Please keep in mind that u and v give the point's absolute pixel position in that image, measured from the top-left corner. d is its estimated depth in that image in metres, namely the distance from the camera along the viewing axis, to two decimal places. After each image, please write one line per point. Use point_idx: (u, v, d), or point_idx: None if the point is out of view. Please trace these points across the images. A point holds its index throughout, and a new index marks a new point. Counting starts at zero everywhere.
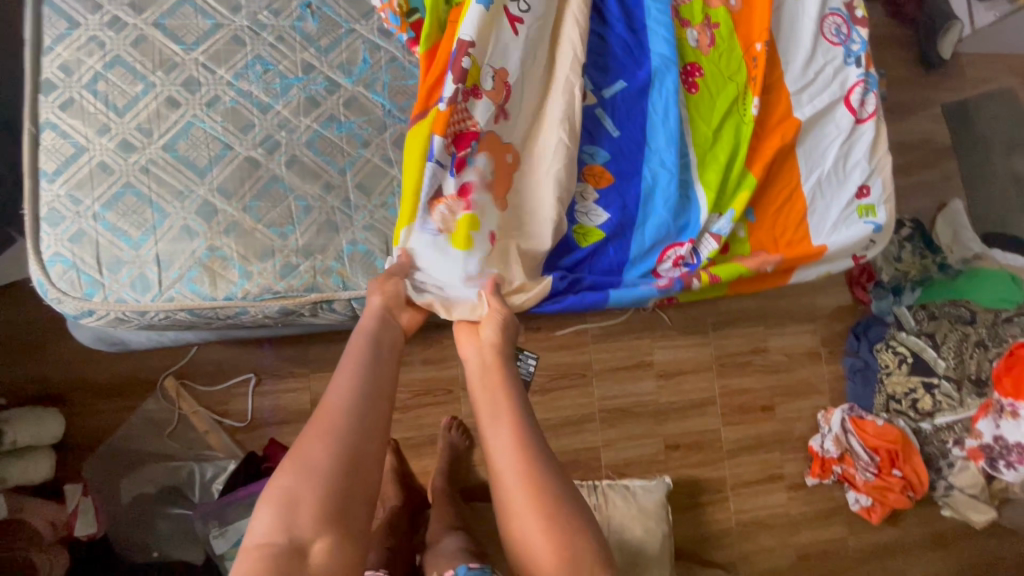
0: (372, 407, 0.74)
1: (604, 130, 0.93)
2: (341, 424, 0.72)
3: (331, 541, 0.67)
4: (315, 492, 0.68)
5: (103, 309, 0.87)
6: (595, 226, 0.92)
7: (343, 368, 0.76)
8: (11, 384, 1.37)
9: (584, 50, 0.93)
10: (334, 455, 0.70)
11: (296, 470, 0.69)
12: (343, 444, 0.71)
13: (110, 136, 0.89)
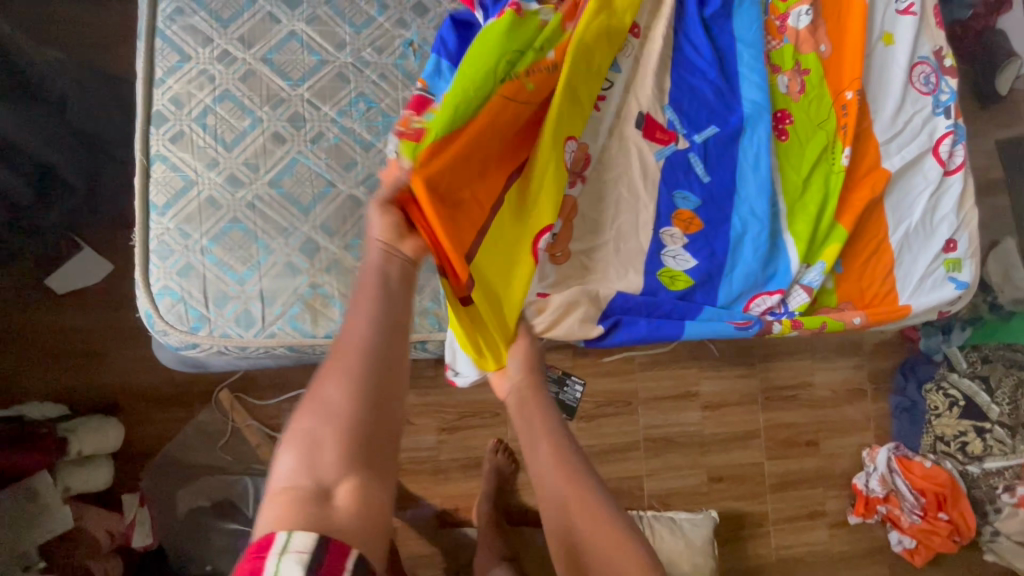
0: (393, 342, 0.65)
1: (696, 175, 0.92)
2: (362, 364, 0.62)
3: (360, 483, 0.58)
4: (342, 440, 0.59)
5: (207, 343, 0.88)
6: (684, 272, 0.91)
7: (361, 302, 0.66)
8: (71, 390, 1.39)
9: (675, 99, 0.94)
10: (356, 398, 0.61)
11: (319, 414, 0.60)
12: (360, 387, 0.62)
13: (218, 170, 0.90)
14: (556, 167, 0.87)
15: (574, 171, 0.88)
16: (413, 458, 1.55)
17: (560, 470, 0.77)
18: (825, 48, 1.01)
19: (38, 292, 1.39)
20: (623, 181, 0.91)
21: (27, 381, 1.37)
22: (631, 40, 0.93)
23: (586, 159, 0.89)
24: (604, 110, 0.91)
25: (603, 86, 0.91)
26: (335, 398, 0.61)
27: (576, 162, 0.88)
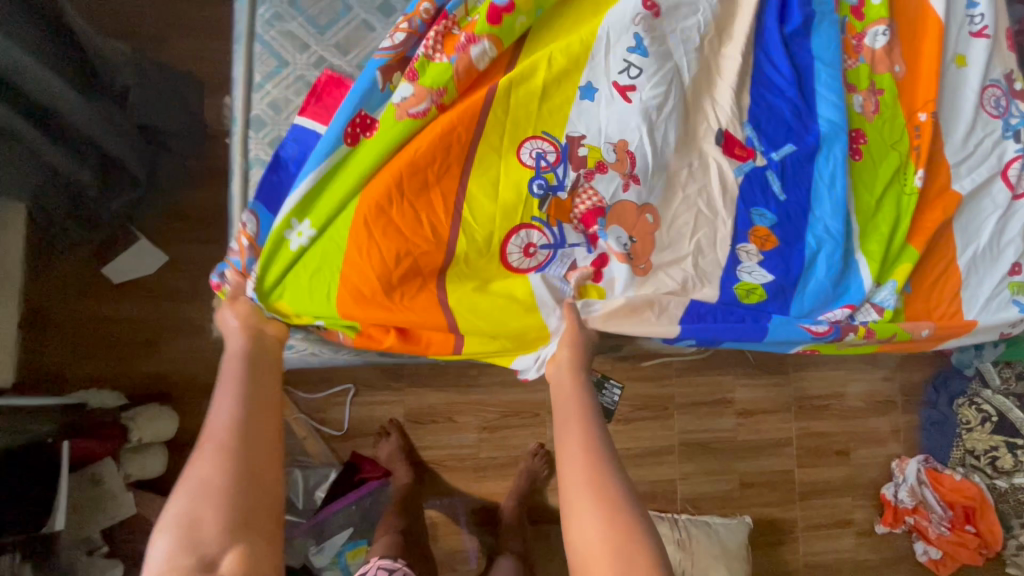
0: (261, 419, 0.75)
1: (772, 192, 0.94)
2: (231, 440, 0.71)
3: (244, 550, 0.65)
4: (210, 509, 0.66)
5: (304, 344, 0.96)
6: (760, 286, 0.92)
7: (221, 399, 0.76)
8: (127, 378, 1.41)
9: (755, 116, 0.96)
10: (229, 470, 0.69)
11: (194, 491, 0.67)
12: (237, 461, 0.70)
13: None
14: (601, 170, 0.90)
15: (621, 171, 0.90)
16: (454, 455, 1.58)
17: (584, 450, 0.74)
18: (899, 69, 1.02)
19: (95, 282, 1.41)
20: (666, 175, 0.92)
21: (83, 370, 1.39)
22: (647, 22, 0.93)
23: (629, 157, 0.91)
24: (632, 103, 0.92)
25: (627, 77, 0.92)
26: (203, 476, 0.69)
27: (620, 162, 0.91)
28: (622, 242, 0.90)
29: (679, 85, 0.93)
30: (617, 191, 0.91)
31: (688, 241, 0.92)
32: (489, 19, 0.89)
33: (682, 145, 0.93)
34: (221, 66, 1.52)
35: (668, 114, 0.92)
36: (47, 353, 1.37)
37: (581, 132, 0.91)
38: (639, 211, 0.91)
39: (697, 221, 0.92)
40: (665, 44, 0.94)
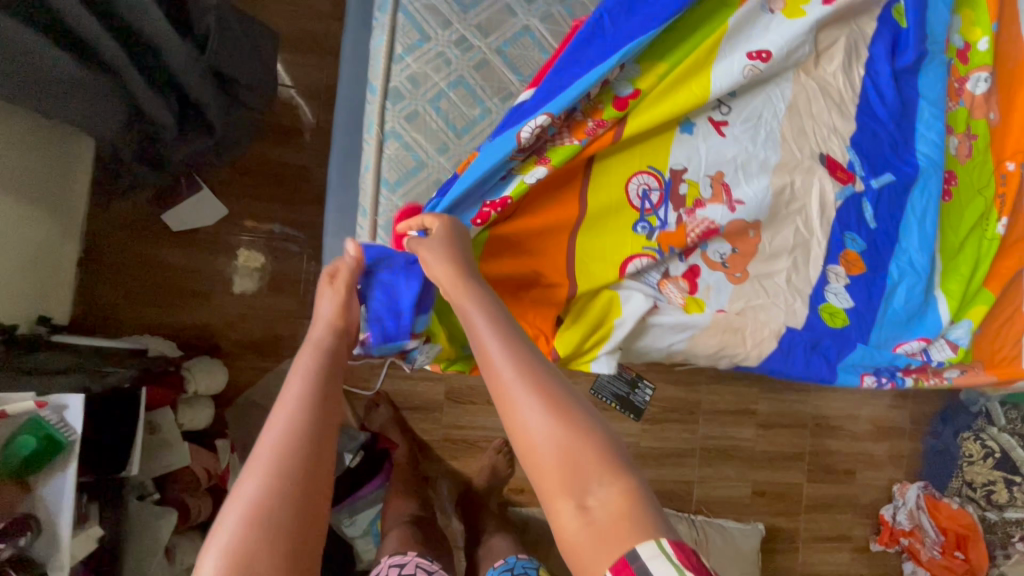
0: (319, 425, 0.69)
1: (863, 219, 0.97)
2: (278, 463, 0.63)
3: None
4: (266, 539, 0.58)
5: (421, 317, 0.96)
6: (843, 310, 0.93)
7: (283, 412, 0.68)
8: (175, 326, 1.40)
9: (852, 145, 0.97)
10: (273, 493, 0.61)
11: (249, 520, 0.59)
12: (279, 474, 0.63)
13: (448, 155, 0.89)
14: (699, 208, 0.88)
15: (720, 204, 0.88)
16: (489, 437, 1.60)
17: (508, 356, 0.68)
18: (994, 116, 1.05)
19: (154, 227, 1.39)
20: (760, 202, 0.91)
21: (134, 314, 1.37)
22: (756, 66, 0.87)
23: (725, 189, 0.89)
24: (726, 138, 0.90)
25: (722, 112, 0.90)
26: (256, 496, 0.61)
27: (715, 196, 0.89)
28: (722, 257, 0.90)
29: (770, 117, 0.92)
30: (725, 214, 0.88)
31: (777, 272, 0.91)
32: (610, 103, 0.84)
33: (788, 164, 0.92)
34: (300, 19, 1.48)
35: (765, 140, 0.91)
36: (99, 293, 1.35)
37: (683, 165, 0.88)
38: (739, 233, 0.90)
39: (784, 248, 0.92)
40: (762, 81, 0.92)
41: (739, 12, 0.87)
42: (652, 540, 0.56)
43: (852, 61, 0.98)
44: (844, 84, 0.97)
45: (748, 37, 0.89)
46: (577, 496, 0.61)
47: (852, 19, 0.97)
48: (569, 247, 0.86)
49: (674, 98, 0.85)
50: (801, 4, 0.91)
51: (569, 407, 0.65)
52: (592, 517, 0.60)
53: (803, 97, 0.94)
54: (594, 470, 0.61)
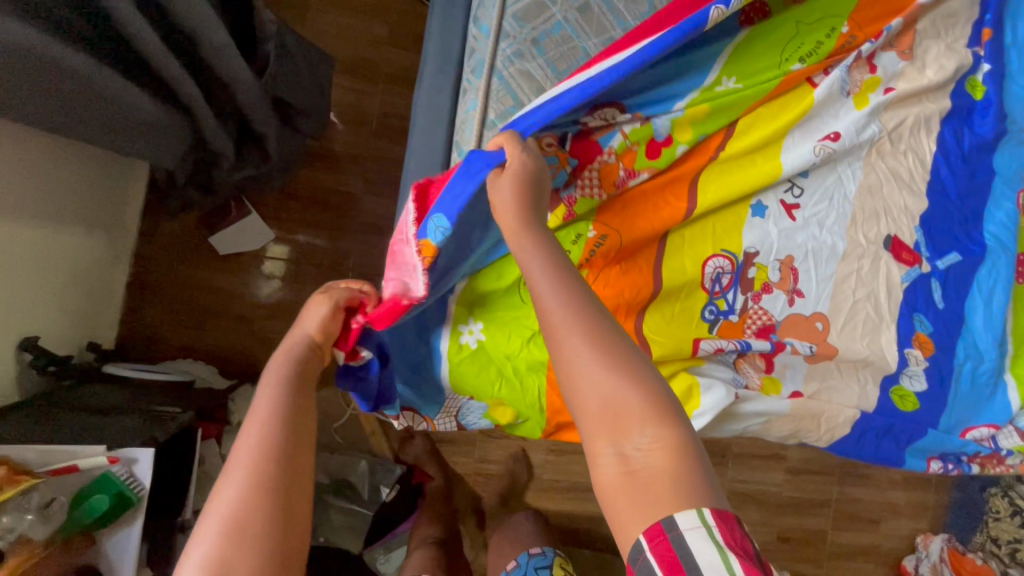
0: (297, 440, 0.57)
1: (932, 302, 0.94)
2: (261, 476, 0.53)
3: None
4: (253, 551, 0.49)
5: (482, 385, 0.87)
6: (914, 393, 0.92)
7: (256, 427, 0.56)
8: (215, 349, 1.38)
9: (920, 224, 0.95)
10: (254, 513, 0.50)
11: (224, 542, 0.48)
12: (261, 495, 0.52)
13: None
14: (767, 291, 0.86)
15: (784, 290, 0.87)
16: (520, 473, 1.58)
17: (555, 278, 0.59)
18: None
19: (199, 250, 1.38)
20: (826, 288, 0.89)
21: (179, 337, 1.36)
22: (823, 147, 0.87)
23: (791, 274, 0.87)
24: (795, 222, 0.88)
25: (792, 195, 0.88)
26: (232, 515, 0.50)
27: (783, 280, 0.87)
28: (807, 346, 0.87)
29: (840, 199, 0.91)
30: (784, 308, 0.87)
31: (849, 358, 0.89)
32: (643, 147, 0.79)
33: (855, 249, 0.91)
34: (355, 45, 1.48)
35: (833, 224, 0.90)
36: (145, 313, 1.34)
37: (755, 247, 0.86)
38: (807, 322, 0.88)
39: (854, 334, 0.89)
40: (833, 163, 0.91)
41: (818, 90, 0.86)
42: (694, 509, 0.48)
43: (922, 137, 0.95)
44: (913, 163, 0.95)
45: (817, 123, 0.88)
46: (617, 444, 0.52)
47: (923, 96, 0.95)
48: (636, 322, 0.81)
49: (750, 169, 0.84)
50: (868, 90, 0.90)
51: (625, 361, 0.55)
52: (634, 470, 0.51)
53: (873, 179, 0.92)
54: (636, 419, 0.52)
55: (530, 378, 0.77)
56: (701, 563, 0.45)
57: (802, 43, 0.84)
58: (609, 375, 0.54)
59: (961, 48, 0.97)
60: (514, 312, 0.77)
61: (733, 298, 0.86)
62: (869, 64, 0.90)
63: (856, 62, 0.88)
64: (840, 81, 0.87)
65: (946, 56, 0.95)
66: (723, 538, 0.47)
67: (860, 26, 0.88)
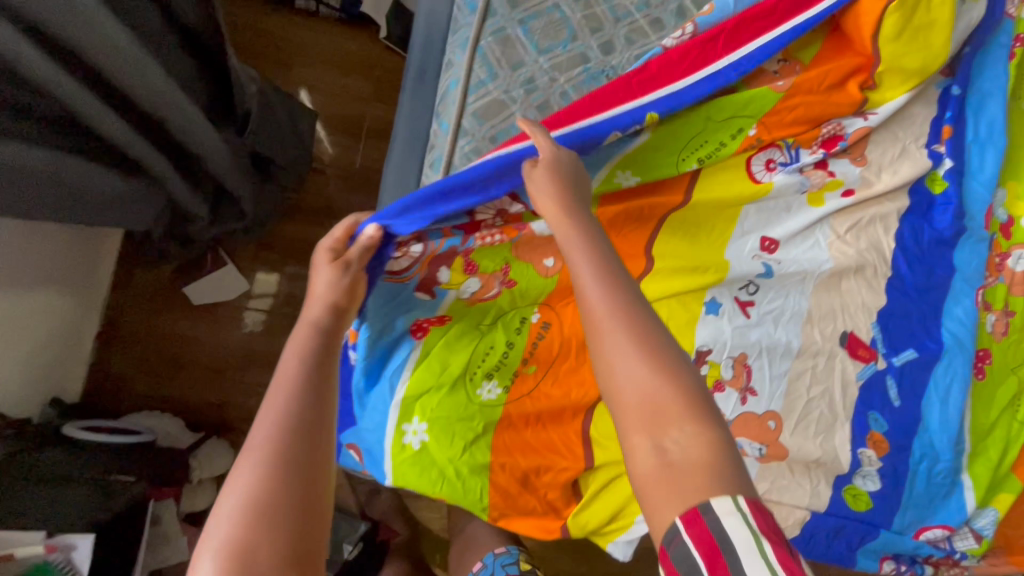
0: (318, 401, 0.57)
1: (888, 400, 0.94)
2: (279, 440, 0.53)
3: None
4: (267, 533, 0.48)
5: None
6: (868, 493, 0.91)
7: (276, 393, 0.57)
8: (184, 400, 1.38)
9: (876, 321, 0.95)
10: (270, 471, 0.51)
11: (243, 513, 0.48)
12: (279, 457, 0.52)
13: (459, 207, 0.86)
14: (719, 389, 0.87)
15: (737, 388, 0.87)
16: None
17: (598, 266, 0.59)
18: None
19: (173, 301, 1.39)
20: (780, 385, 0.89)
21: (145, 387, 1.36)
22: (763, 256, 0.92)
23: (745, 372, 0.88)
24: (749, 320, 0.89)
25: (747, 292, 0.90)
26: (250, 488, 0.50)
27: (736, 378, 0.87)
28: (757, 447, 0.87)
29: (797, 296, 0.91)
30: (736, 405, 0.87)
31: (801, 456, 0.89)
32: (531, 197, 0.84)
33: (810, 347, 0.91)
34: (339, 101, 1.51)
35: (788, 322, 0.91)
36: (112, 363, 1.35)
37: (708, 345, 0.87)
38: (759, 421, 0.88)
39: (808, 432, 0.89)
40: (790, 261, 0.92)
41: (774, 187, 0.92)
42: (729, 495, 0.46)
43: (882, 234, 0.97)
44: (873, 260, 0.96)
45: (767, 223, 0.93)
46: (655, 434, 0.50)
47: (880, 195, 0.98)
48: (581, 420, 0.81)
49: (701, 264, 0.88)
50: (826, 190, 0.95)
51: (669, 354, 0.53)
52: (670, 461, 0.49)
53: (831, 276, 0.93)
54: (676, 415, 0.50)
55: (473, 479, 0.77)
56: (735, 545, 0.44)
57: (705, 142, 0.85)
58: (646, 365, 0.52)
59: (918, 150, 1.00)
60: (460, 410, 0.78)
61: None
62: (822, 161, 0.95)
63: (806, 170, 0.94)
64: (794, 183, 0.93)
65: (900, 160, 0.99)
66: (757, 526, 0.45)
67: (770, 129, 0.89)
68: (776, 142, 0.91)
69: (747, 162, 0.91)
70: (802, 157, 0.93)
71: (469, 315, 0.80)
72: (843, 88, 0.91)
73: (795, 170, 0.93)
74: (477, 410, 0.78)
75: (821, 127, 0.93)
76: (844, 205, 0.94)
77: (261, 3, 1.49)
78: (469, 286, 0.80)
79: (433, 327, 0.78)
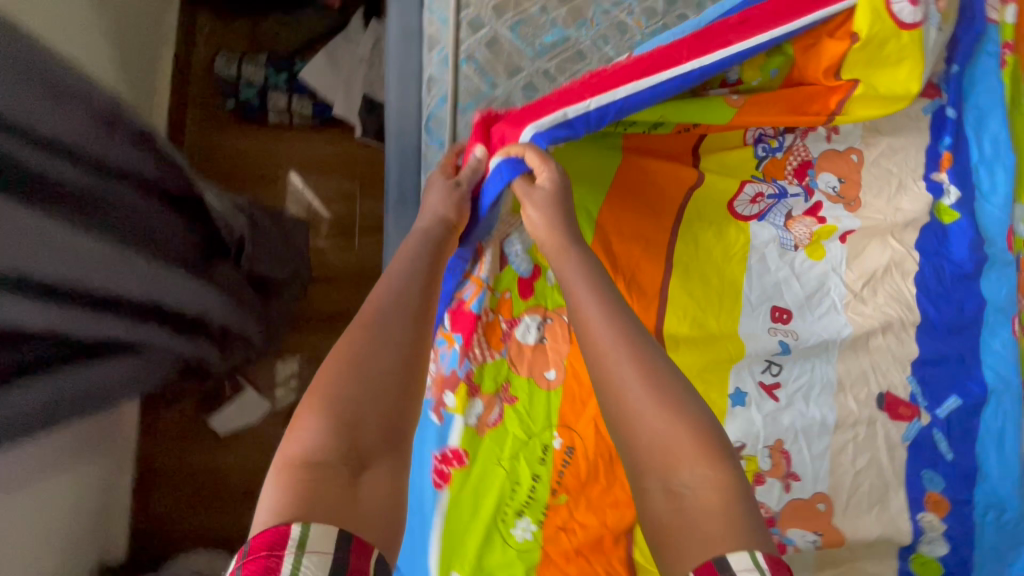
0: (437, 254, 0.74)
1: (939, 453, 0.89)
2: (406, 270, 0.71)
3: (390, 379, 0.61)
4: (387, 328, 0.64)
5: None
6: (936, 558, 0.86)
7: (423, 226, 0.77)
8: (226, 531, 1.38)
9: (911, 375, 0.92)
10: (397, 293, 0.68)
11: (365, 324, 0.64)
12: (405, 288, 0.68)
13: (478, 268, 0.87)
14: (760, 482, 0.83)
15: (779, 477, 0.84)
16: None
17: (602, 312, 0.64)
18: None
19: (201, 434, 1.41)
20: (823, 465, 0.85)
21: (187, 525, 1.37)
22: (778, 326, 0.91)
23: (784, 458, 0.85)
24: (778, 403, 0.87)
25: (771, 374, 0.88)
26: (382, 303, 0.67)
27: (776, 466, 0.84)
28: (811, 537, 0.82)
29: (824, 366, 0.89)
30: (781, 496, 0.83)
31: (861, 537, 0.84)
32: (516, 291, 0.87)
33: (847, 417, 0.88)
34: (329, 204, 1.51)
35: (820, 395, 0.88)
36: (155, 504, 1.37)
37: (741, 441, 0.84)
38: (807, 507, 0.84)
39: (861, 509, 0.85)
40: (805, 330, 0.91)
41: (756, 241, 0.94)
42: (745, 550, 0.48)
43: (898, 279, 0.95)
44: (893, 308, 0.93)
45: (772, 294, 0.92)
46: (666, 478, 0.55)
47: (885, 237, 0.96)
48: (624, 546, 0.78)
49: (708, 350, 0.88)
50: (822, 238, 0.95)
51: (679, 396, 0.58)
52: (682, 505, 0.53)
53: (855, 339, 0.91)
54: (687, 456, 0.55)
55: None
56: None
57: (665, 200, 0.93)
58: (659, 409, 0.57)
59: (916, 183, 0.98)
60: (498, 560, 0.76)
61: None
62: (805, 189, 0.97)
63: (793, 217, 0.95)
64: (773, 236, 0.95)
65: (898, 196, 0.97)
66: None
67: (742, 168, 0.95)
68: (752, 180, 0.95)
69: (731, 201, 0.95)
70: (785, 189, 0.96)
71: (486, 449, 0.80)
72: (803, 117, 0.90)
73: (778, 222, 0.95)
74: (513, 555, 0.76)
75: (789, 158, 0.97)
76: (846, 251, 0.95)
77: (235, 123, 1.49)
78: (473, 409, 0.81)
79: (455, 473, 0.79)
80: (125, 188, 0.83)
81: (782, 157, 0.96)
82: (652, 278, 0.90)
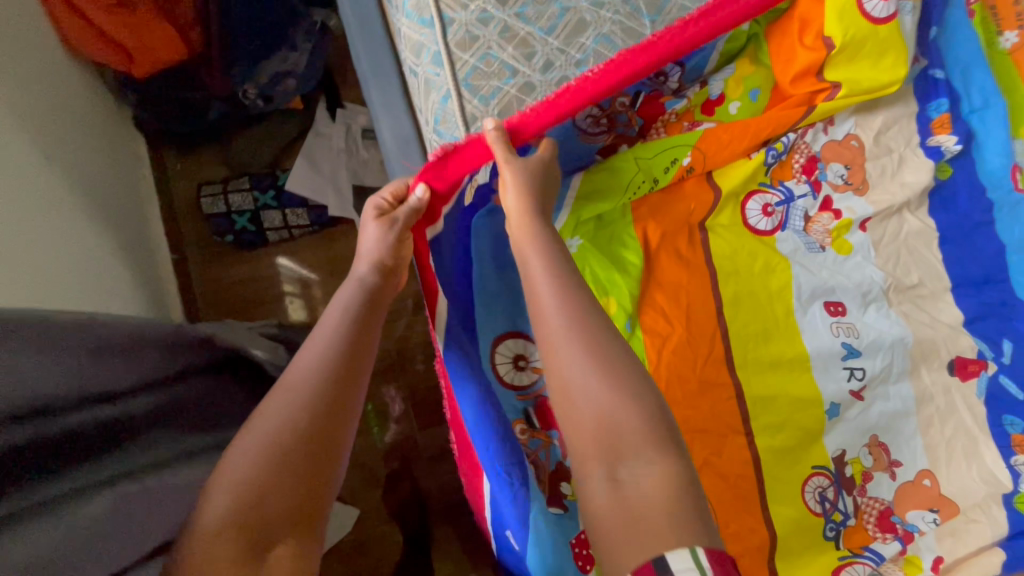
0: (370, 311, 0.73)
1: (1011, 396, 0.94)
2: (340, 324, 0.70)
3: (310, 457, 0.60)
4: (313, 394, 0.63)
5: None
6: None
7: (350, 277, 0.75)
8: None
9: (971, 334, 0.97)
10: (324, 360, 0.66)
11: (292, 386, 0.63)
12: (335, 350, 0.67)
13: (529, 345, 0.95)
14: (869, 480, 0.89)
15: (885, 471, 0.90)
16: None
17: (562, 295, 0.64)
18: None
19: None
20: (919, 445, 0.91)
21: None
22: (839, 322, 0.94)
23: (883, 450, 0.90)
24: (863, 402, 0.91)
25: (856, 379, 0.92)
26: (309, 366, 0.65)
27: (878, 460, 0.90)
28: (930, 516, 0.89)
29: (898, 352, 0.93)
30: (892, 488, 0.90)
31: (973, 499, 0.90)
32: None
33: (925, 391, 0.93)
34: None
35: (896, 376, 0.93)
36: None
37: (841, 448, 0.89)
38: (918, 488, 0.90)
39: (964, 473, 0.92)
40: (866, 322, 0.95)
41: (784, 253, 0.97)
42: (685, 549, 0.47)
43: (925, 245, 1.00)
44: (930, 277, 0.99)
45: (823, 294, 0.95)
46: (611, 466, 0.54)
47: (904, 210, 1.00)
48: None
49: (778, 372, 0.91)
50: (844, 233, 0.98)
51: (635, 383, 0.58)
52: (623, 494, 0.53)
53: (909, 318, 0.96)
54: (634, 444, 0.55)
55: None
56: None
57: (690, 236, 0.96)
58: (614, 393, 0.57)
59: (915, 153, 1.02)
60: None
61: (845, 504, 0.88)
62: (814, 185, 0.99)
63: (811, 217, 0.99)
64: (800, 243, 0.98)
65: (901, 169, 1.01)
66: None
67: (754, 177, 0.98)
68: (761, 188, 0.98)
69: (741, 208, 0.98)
70: (793, 190, 0.99)
71: None
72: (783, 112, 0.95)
73: (798, 227, 0.98)
74: None
75: (794, 157, 0.99)
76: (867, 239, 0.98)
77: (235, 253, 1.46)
78: None
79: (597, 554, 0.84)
80: (193, 386, 0.80)
81: (788, 159, 0.99)
82: (708, 313, 0.92)
